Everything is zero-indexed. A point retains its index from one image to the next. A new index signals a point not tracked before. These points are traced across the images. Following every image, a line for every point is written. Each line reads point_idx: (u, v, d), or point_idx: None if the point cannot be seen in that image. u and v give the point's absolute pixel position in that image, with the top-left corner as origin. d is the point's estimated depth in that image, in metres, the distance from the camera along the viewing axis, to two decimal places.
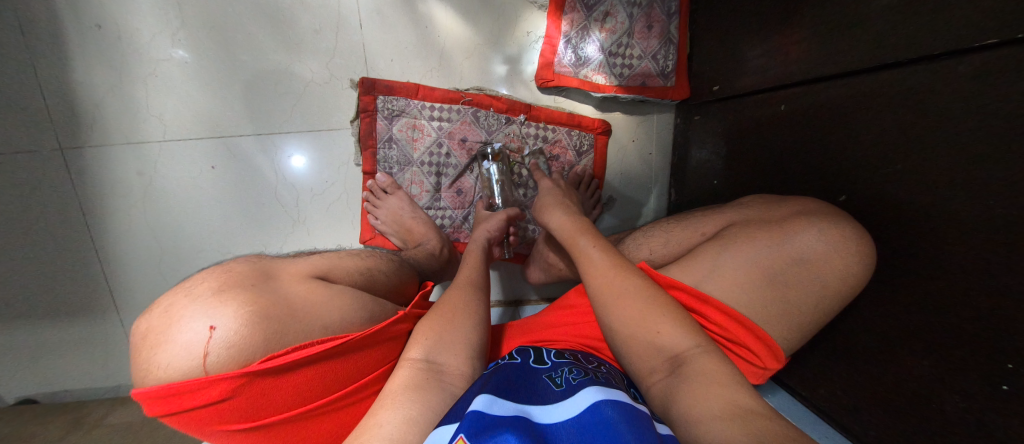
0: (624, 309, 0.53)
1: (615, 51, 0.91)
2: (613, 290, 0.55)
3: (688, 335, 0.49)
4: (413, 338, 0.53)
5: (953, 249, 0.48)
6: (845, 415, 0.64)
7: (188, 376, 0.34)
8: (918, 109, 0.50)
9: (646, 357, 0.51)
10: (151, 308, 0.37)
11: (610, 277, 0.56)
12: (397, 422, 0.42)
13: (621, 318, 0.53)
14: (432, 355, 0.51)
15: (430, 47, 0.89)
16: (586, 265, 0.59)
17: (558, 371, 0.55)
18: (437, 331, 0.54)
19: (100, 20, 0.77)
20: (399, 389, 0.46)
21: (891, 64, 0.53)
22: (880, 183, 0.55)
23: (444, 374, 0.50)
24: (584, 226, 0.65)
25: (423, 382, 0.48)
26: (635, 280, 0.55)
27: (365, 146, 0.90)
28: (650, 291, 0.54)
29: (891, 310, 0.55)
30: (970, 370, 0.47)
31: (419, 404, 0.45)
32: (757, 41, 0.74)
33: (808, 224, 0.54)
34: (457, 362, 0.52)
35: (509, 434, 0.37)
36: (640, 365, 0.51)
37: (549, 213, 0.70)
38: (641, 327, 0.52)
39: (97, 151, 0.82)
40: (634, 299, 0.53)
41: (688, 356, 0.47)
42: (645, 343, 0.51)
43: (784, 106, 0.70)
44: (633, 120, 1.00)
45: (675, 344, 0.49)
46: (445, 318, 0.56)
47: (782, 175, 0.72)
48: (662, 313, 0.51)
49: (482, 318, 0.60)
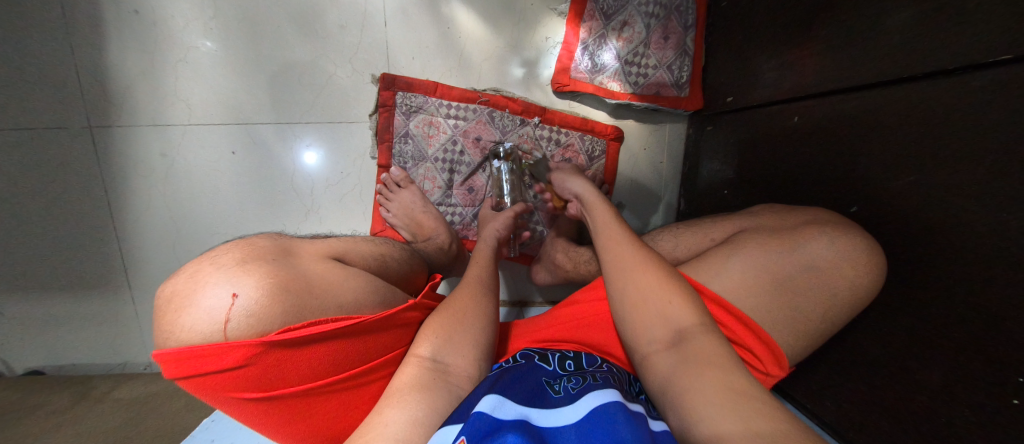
0: (637, 276, 0.54)
1: (631, 60, 0.92)
2: (629, 261, 0.56)
3: (696, 312, 0.49)
4: (421, 334, 0.53)
5: (965, 264, 0.48)
6: (852, 430, 0.63)
7: (208, 340, 0.35)
8: (931, 125, 0.51)
9: (649, 328, 0.50)
10: (177, 273, 0.39)
11: (625, 250, 0.58)
12: (403, 422, 0.43)
13: (632, 284, 0.53)
14: (439, 355, 0.52)
15: (451, 47, 0.91)
16: (605, 237, 0.61)
17: (557, 378, 0.55)
18: (446, 330, 0.54)
19: (137, 6, 0.81)
20: (405, 388, 0.46)
21: (906, 81, 0.54)
22: (892, 196, 0.56)
23: (451, 375, 0.51)
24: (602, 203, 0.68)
25: (429, 383, 0.48)
26: (651, 255, 0.56)
27: (381, 140, 0.92)
28: (664, 265, 0.55)
29: (900, 324, 0.55)
30: (979, 386, 0.47)
31: (424, 405, 0.45)
32: (773, 55, 0.76)
33: (818, 234, 0.55)
34: (463, 363, 0.53)
35: (511, 433, 0.37)
36: (641, 336, 0.51)
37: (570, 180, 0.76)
38: (651, 296, 0.52)
39: (124, 131, 0.85)
40: (648, 269, 0.54)
41: (692, 330, 0.47)
42: (651, 312, 0.51)
43: (798, 119, 0.71)
44: (646, 128, 1.01)
45: (681, 317, 0.49)
46: (454, 317, 0.56)
47: (794, 187, 0.72)
48: (674, 288, 0.51)
49: (489, 318, 0.60)
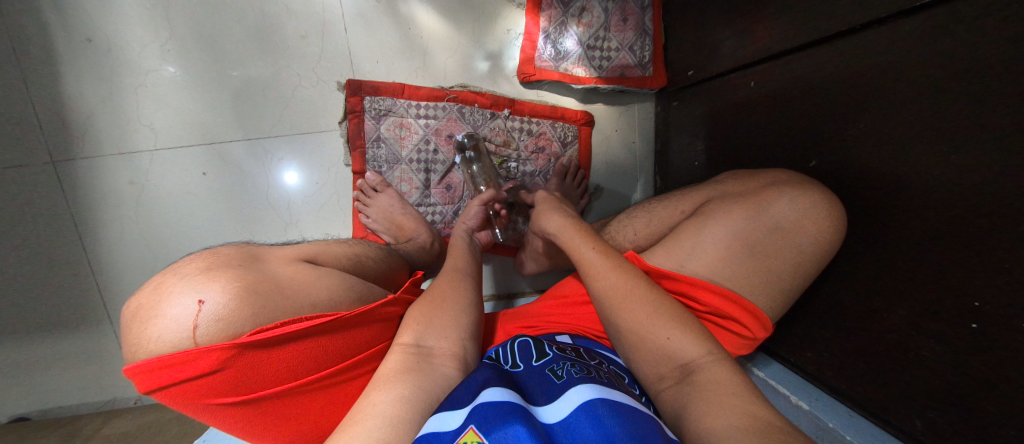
0: (631, 315, 0.54)
1: (593, 44, 0.94)
2: (623, 293, 0.55)
3: (697, 341, 0.50)
4: (403, 324, 0.54)
5: (917, 201, 0.50)
6: (832, 378, 0.65)
7: (178, 348, 0.35)
8: (877, 74, 0.53)
9: (656, 364, 0.51)
10: (143, 287, 0.39)
11: (614, 280, 0.56)
12: (390, 400, 0.43)
13: (629, 324, 0.54)
14: (422, 340, 0.52)
15: (414, 48, 0.92)
16: (588, 271, 0.59)
17: (560, 362, 0.55)
18: (427, 316, 0.55)
19: (91, 34, 0.80)
20: (390, 372, 0.47)
21: (848, 34, 0.56)
22: (847, 146, 0.58)
23: (435, 357, 0.51)
24: (581, 228, 0.65)
25: (413, 365, 0.48)
26: (638, 285, 0.55)
27: (353, 147, 0.92)
28: (654, 294, 0.54)
29: (867, 269, 0.57)
30: (942, 314, 0.49)
31: (411, 384, 0.45)
32: (726, 25, 0.78)
33: (779, 193, 0.56)
34: (447, 344, 0.53)
35: (518, 425, 0.38)
36: (650, 372, 0.52)
37: (545, 217, 0.70)
38: (650, 333, 0.52)
39: (89, 163, 0.84)
40: (642, 303, 0.54)
41: (698, 363, 0.48)
42: (656, 349, 0.51)
43: (755, 83, 0.73)
44: (615, 110, 1.03)
45: (684, 350, 0.49)
46: (434, 303, 0.57)
47: (758, 150, 0.74)
48: (672, 321, 0.52)
49: (471, 302, 0.61)
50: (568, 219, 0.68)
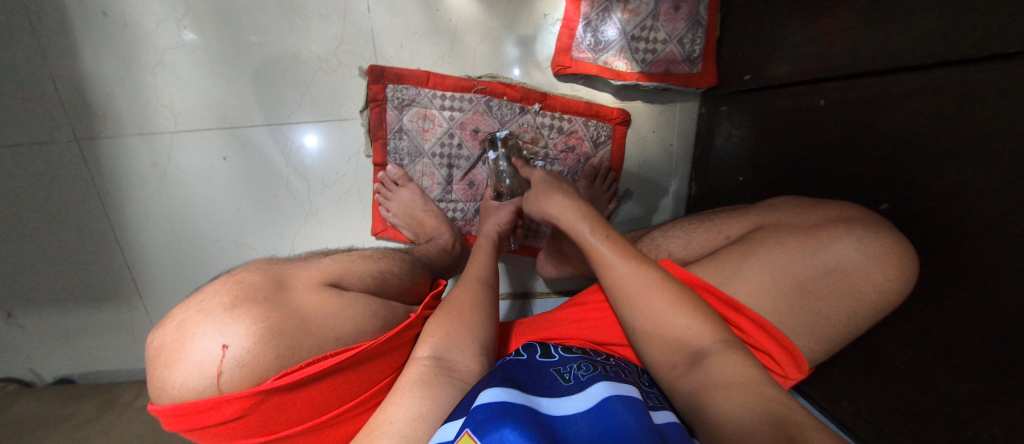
0: (649, 307, 0.50)
1: (638, 35, 0.85)
2: (638, 284, 0.51)
3: (714, 329, 0.47)
4: (420, 336, 0.52)
5: (1001, 264, 0.46)
6: (867, 429, 0.65)
7: (203, 395, 0.34)
8: (987, 113, 0.46)
9: (664, 351, 0.49)
10: (164, 322, 0.37)
11: (631, 271, 0.52)
12: (407, 418, 0.41)
13: (646, 315, 0.50)
14: (440, 353, 0.50)
15: (441, 32, 0.85)
16: (601, 262, 0.54)
17: (567, 363, 0.53)
18: (444, 327, 0.52)
19: (105, 7, 0.75)
20: (407, 387, 0.45)
21: (954, 62, 0.49)
22: (930, 192, 0.52)
23: (453, 371, 0.49)
24: (588, 212, 0.59)
25: (431, 379, 0.46)
26: (657, 276, 0.51)
27: (375, 137, 0.88)
28: (674, 286, 0.50)
29: (926, 326, 0.53)
30: (1013, 403, 0.46)
31: (428, 402, 0.44)
32: (799, 27, 0.69)
33: (844, 233, 0.50)
34: (464, 358, 0.51)
35: (511, 430, 0.35)
36: (660, 361, 0.49)
37: (547, 199, 0.64)
38: (669, 323, 0.49)
39: (111, 142, 0.81)
40: (657, 292, 0.50)
41: (711, 348, 0.46)
42: (668, 339, 0.48)
43: (824, 102, 0.66)
44: (655, 109, 0.95)
45: (698, 337, 0.47)
46: (451, 313, 0.55)
47: (820, 176, 0.67)
48: (689, 308, 0.49)
49: (489, 313, 0.58)
50: (570, 200, 0.62)
